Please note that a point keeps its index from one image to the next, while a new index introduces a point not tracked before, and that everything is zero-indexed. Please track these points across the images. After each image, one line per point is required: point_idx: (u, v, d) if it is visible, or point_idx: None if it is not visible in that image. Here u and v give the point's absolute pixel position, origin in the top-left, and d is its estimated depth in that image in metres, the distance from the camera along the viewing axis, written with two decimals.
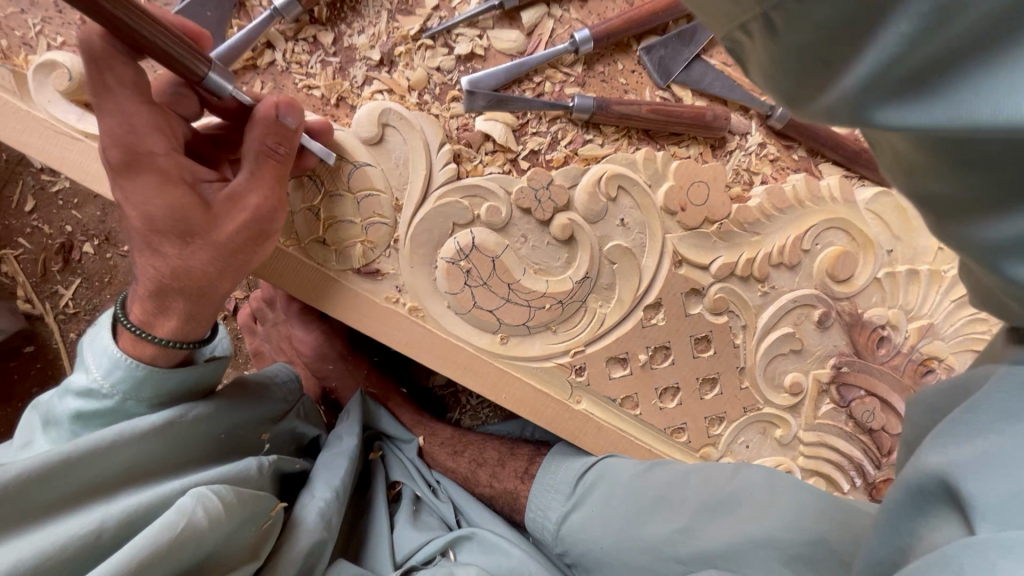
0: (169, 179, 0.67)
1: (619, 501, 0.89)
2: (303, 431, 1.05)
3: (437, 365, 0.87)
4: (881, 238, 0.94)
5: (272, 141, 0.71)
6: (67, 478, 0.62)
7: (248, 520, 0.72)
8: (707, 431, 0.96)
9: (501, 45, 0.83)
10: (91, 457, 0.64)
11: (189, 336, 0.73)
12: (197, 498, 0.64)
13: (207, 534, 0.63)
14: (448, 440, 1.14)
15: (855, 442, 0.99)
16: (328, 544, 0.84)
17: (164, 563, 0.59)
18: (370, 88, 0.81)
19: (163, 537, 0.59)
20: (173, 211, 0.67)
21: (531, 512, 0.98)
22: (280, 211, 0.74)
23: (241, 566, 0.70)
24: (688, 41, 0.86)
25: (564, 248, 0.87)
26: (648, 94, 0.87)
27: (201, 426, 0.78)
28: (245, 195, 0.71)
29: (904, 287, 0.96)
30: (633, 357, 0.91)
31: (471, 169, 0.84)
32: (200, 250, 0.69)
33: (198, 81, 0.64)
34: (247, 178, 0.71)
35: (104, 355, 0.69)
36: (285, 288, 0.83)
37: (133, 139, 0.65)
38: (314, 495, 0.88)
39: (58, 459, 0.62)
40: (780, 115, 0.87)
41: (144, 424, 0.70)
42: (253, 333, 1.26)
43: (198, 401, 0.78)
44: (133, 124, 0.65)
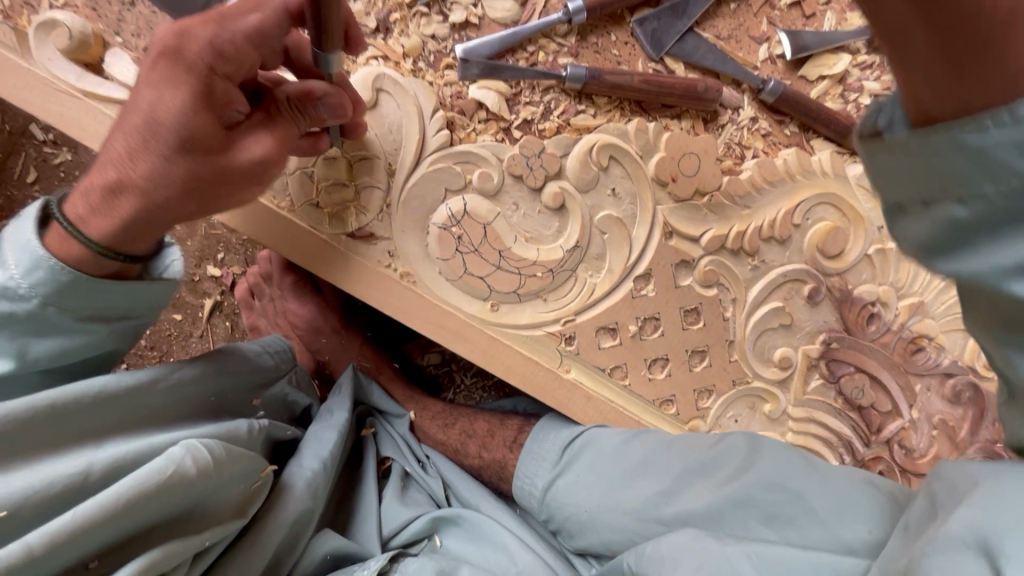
0: (209, 98, 0.65)
1: (605, 466, 0.89)
2: (295, 399, 1.07)
3: (427, 331, 0.88)
4: (872, 215, 0.95)
5: (303, 112, 0.71)
6: (53, 422, 0.63)
7: (238, 477, 0.73)
8: (696, 404, 0.96)
9: (495, 14, 0.84)
10: (78, 406, 0.65)
11: (128, 249, 0.68)
12: (186, 447, 0.65)
13: (194, 483, 0.64)
14: (439, 414, 1.14)
15: (845, 419, 0.99)
16: (314, 514, 0.85)
17: (149, 506, 0.60)
18: (365, 55, 0.82)
19: (151, 481, 0.60)
20: (188, 119, 0.64)
21: (518, 480, 0.98)
22: (280, 166, 0.72)
23: (227, 522, 0.71)
24: (680, 14, 0.87)
25: (555, 217, 0.88)
26: (641, 66, 0.87)
27: (187, 386, 0.79)
28: (260, 134, 0.69)
29: (894, 264, 0.96)
30: (623, 328, 0.91)
31: (465, 136, 0.85)
32: (189, 162, 0.66)
33: (320, 53, 0.65)
34: (268, 123, 0.70)
35: (25, 252, 0.63)
36: (282, 252, 0.85)
37: (220, 60, 0.64)
38: (304, 464, 0.89)
39: (44, 403, 0.62)
40: (772, 88, 0.88)
41: (130, 378, 0.71)
42: (250, 309, 1.28)
43: (185, 363, 0.80)
44: (228, 48, 0.64)
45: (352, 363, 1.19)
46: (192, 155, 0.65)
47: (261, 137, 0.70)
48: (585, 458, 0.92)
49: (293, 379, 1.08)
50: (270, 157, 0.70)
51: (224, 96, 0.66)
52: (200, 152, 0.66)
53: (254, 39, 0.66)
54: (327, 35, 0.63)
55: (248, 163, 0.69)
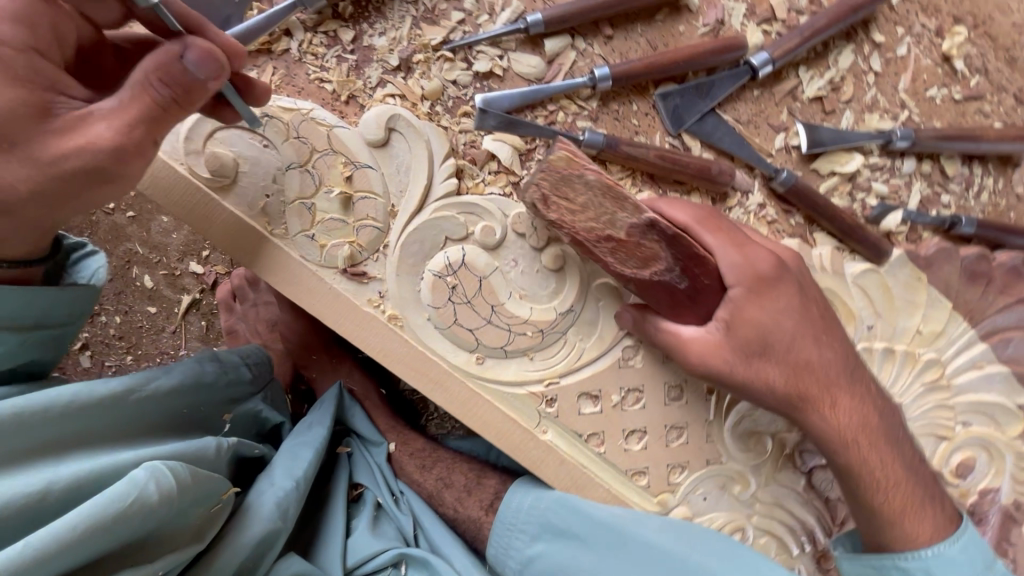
0: (131, 113, 0.61)
1: (589, 555, 0.91)
2: (268, 416, 1.02)
3: (409, 377, 0.86)
4: (863, 313, 0.95)
5: (156, 79, 0.61)
6: (18, 431, 0.61)
7: (199, 500, 0.69)
8: (668, 478, 0.95)
9: (520, 69, 0.83)
10: (37, 420, 0.62)
11: (7, 254, 0.67)
12: (150, 472, 0.62)
13: (155, 510, 0.61)
14: (420, 452, 1.11)
15: (810, 509, 0.99)
16: (282, 535, 0.81)
17: (106, 534, 0.57)
18: (383, 91, 0.80)
19: (111, 510, 0.57)
20: (69, 135, 0.61)
21: (494, 548, 1.00)
22: (131, 159, 0.63)
23: (186, 546, 0.67)
24: (704, 94, 0.86)
25: (553, 278, 0.86)
26: (658, 139, 0.87)
27: (163, 397, 0.77)
28: (98, 122, 0.61)
29: (879, 363, 0.97)
30: (606, 396, 0.90)
31: (473, 186, 0.83)
32: (20, 164, 0.60)
33: (175, 58, 0.60)
34: (112, 107, 0.61)
35: None
36: (218, 242, 0.81)
37: (178, 71, 0.60)
38: (274, 484, 0.86)
39: (11, 411, 0.60)
40: (784, 178, 0.88)
41: (103, 388, 0.69)
42: (229, 311, 1.23)
43: (162, 373, 0.78)
44: (187, 63, 0.60)
45: (339, 381, 1.17)
46: (12, 155, 0.60)
47: (102, 124, 0.61)
48: (567, 543, 0.92)
49: (268, 396, 1.03)
50: (128, 144, 0.62)
51: (185, 88, 0.61)
52: (22, 149, 0.60)
53: (162, 70, 0.60)
54: (166, 56, 0.60)
55: (73, 158, 0.61)
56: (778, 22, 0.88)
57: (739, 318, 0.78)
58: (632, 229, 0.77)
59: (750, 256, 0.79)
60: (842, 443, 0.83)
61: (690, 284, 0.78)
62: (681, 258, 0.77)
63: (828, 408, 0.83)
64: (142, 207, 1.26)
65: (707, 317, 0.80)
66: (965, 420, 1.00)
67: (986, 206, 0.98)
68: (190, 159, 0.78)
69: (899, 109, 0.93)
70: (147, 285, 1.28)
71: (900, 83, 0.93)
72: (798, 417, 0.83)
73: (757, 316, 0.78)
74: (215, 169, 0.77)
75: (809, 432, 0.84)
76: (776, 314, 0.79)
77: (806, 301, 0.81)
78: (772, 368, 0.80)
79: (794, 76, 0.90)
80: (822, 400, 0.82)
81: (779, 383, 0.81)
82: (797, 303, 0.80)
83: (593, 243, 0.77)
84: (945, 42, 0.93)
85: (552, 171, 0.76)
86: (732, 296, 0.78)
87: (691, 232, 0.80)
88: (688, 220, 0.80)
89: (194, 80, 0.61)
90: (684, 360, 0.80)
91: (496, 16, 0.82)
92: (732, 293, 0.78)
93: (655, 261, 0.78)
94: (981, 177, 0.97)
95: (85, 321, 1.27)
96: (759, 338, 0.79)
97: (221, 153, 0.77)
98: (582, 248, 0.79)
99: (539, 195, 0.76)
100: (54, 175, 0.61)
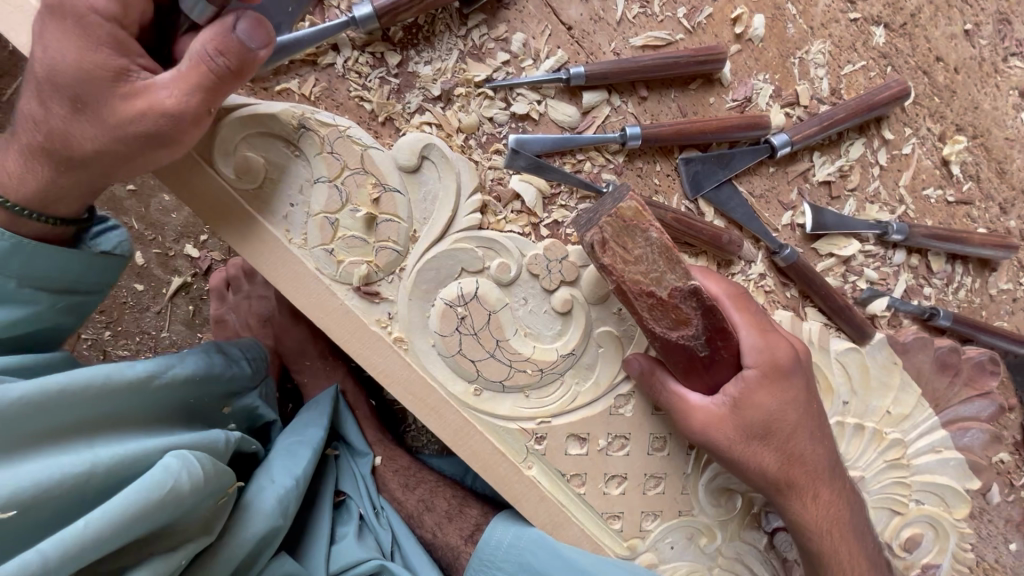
0: (194, 82, 0.64)
1: None
2: (262, 413, 0.99)
3: (406, 400, 0.86)
4: (841, 388, 1.00)
5: (213, 50, 0.62)
6: (55, 409, 0.62)
7: (216, 492, 0.70)
8: (640, 525, 0.97)
9: (556, 116, 0.85)
10: (57, 404, 0.61)
11: (53, 212, 0.72)
12: (181, 461, 0.64)
13: (185, 499, 0.63)
14: (402, 470, 1.12)
15: (768, 567, 1.02)
16: (280, 534, 0.81)
17: (145, 521, 0.59)
18: (420, 118, 0.82)
19: (153, 496, 0.59)
20: (135, 102, 0.65)
21: None
22: (189, 127, 0.67)
23: (201, 537, 0.68)
24: (724, 164, 0.90)
25: (559, 320, 0.88)
26: (675, 200, 0.91)
27: (179, 385, 0.78)
28: (161, 91, 0.64)
29: (848, 437, 1.02)
30: (593, 440, 0.93)
31: (494, 222, 0.85)
32: (88, 123, 0.66)
33: (227, 31, 0.62)
34: (172, 77, 0.64)
35: None
36: (233, 241, 0.80)
37: (231, 40, 0.62)
38: (275, 481, 0.86)
39: (55, 388, 0.61)
40: (787, 255, 0.93)
41: (132, 372, 0.70)
42: (221, 299, 1.21)
43: (176, 360, 0.78)
44: (238, 31, 0.62)
45: (335, 383, 1.17)
46: (83, 114, 0.66)
47: (166, 93, 0.64)
48: None
49: (263, 392, 1.01)
50: (187, 111, 0.65)
51: (243, 64, 0.64)
52: (93, 111, 0.65)
53: (217, 45, 0.62)
54: (222, 31, 0.62)
55: (135, 123, 0.65)
56: (800, 107, 0.93)
57: (746, 399, 0.82)
58: (676, 290, 0.77)
59: (770, 343, 0.83)
60: (815, 531, 0.88)
61: (710, 355, 0.81)
62: (710, 329, 0.79)
63: (808, 497, 0.87)
64: (143, 182, 1.23)
65: (714, 389, 0.84)
66: (918, 498, 1.06)
67: (962, 303, 1.05)
68: (218, 159, 0.77)
69: (897, 203, 0.99)
70: (137, 262, 1.24)
71: (901, 180, 0.99)
72: (779, 499, 0.87)
73: (765, 402, 0.82)
74: (244, 172, 0.78)
75: (785, 514, 0.89)
76: (783, 403, 0.83)
77: (810, 395, 0.86)
78: (767, 451, 0.84)
79: (808, 159, 0.96)
80: (806, 488, 0.87)
81: (769, 466, 0.85)
82: (802, 394, 0.84)
83: (634, 295, 0.77)
84: (945, 148, 1.00)
85: (618, 218, 0.75)
86: (746, 375, 0.82)
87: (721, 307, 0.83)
88: (721, 294, 0.84)
89: (246, 51, 0.63)
90: (688, 428, 0.84)
91: (539, 62, 0.84)
92: (746, 373, 0.82)
93: (686, 325, 0.79)
94: (960, 275, 1.04)
95: None
96: (762, 421, 0.82)
97: (252, 157, 0.78)
98: (623, 297, 0.78)
99: (598, 238, 0.75)
100: (117, 136, 0.66)
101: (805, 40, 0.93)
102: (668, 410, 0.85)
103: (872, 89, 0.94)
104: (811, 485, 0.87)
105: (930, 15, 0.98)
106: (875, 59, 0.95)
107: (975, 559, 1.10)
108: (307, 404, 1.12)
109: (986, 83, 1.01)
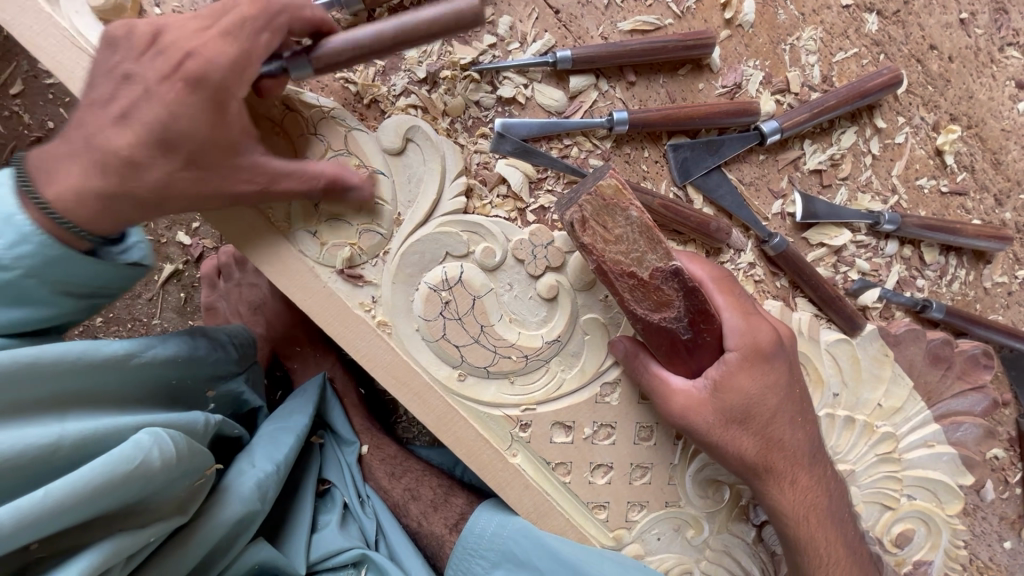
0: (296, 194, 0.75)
1: None
2: (248, 399, 0.99)
3: (388, 385, 0.86)
4: (831, 379, 0.99)
5: (329, 187, 0.76)
6: (25, 381, 0.62)
7: (190, 472, 0.69)
8: (626, 515, 0.96)
9: (543, 100, 0.85)
10: (30, 375, 0.62)
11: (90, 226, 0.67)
12: (154, 437, 0.63)
13: (155, 476, 0.62)
14: (390, 459, 1.11)
15: (756, 561, 1.01)
16: (258, 519, 0.81)
17: (111, 494, 0.58)
18: (405, 101, 0.81)
19: (120, 469, 0.59)
20: (227, 168, 0.70)
21: (453, 569, 0.99)
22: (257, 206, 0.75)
23: (170, 517, 0.67)
24: (713, 151, 0.90)
25: (545, 306, 0.87)
26: (663, 187, 0.90)
27: (159, 366, 0.78)
28: (260, 175, 0.72)
29: (839, 430, 1.01)
30: (578, 428, 0.92)
31: (480, 206, 0.84)
32: (157, 161, 0.66)
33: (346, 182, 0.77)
34: (282, 173, 0.73)
35: (11, 227, 0.63)
36: (215, 221, 0.80)
37: (346, 191, 0.78)
38: (255, 467, 0.86)
39: (25, 360, 0.62)
40: (776, 243, 0.92)
41: (108, 350, 0.70)
42: (212, 287, 1.21)
43: (159, 342, 0.79)
44: (355, 195, 0.79)
45: (322, 372, 1.17)
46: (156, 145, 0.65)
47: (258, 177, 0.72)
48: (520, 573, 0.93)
49: (250, 377, 1.00)
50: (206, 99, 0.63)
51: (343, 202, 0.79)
52: (169, 151, 0.66)
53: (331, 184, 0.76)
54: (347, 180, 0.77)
55: (220, 188, 0.70)
56: (791, 94, 0.92)
57: (727, 383, 0.81)
58: (658, 271, 0.76)
59: (753, 326, 0.82)
60: (791, 518, 0.87)
61: (692, 337, 0.80)
62: (692, 311, 0.78)
63: (787, 482, 0.86)
64: None
65: (696, 372, 0.83)
66: (909, 493, 1.05)
67: (956, 295, 1.03)
68: None
69: (889, 193, 0.98)
70: None
71: (894, 169, 0.98)
72: (756, 484, 0.87)
73: (746, 386, 0.81)
74: None
75: (762, 500, 0.88)
76: (763, 388, 0.82)
77: (792, 382, 0.86)
78: (747, 437, 0.83)
79: (799, 147, 0.95)
80: (783, 474, 0.86)
81: (748, 452, 0.84)
82: (783, 379, 0.83)
83: (615, 275, 0.77)
84: (939, 137, 0.99)
85: (598, 197, 0.74)
86: (727, 357, 0.81)
87: (704, 289, 0.82)
88: (705, 276, 0.83)
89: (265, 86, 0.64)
90: (667, 410, 0.84)
91: (526, 46, 0.84)
92: (727, 357, 0.81)
93: (667, 307, 0.78)
94: (955, 267, 1.03)
95: None
96: (742, 406, 0.81)
97: None
98: (604, 276, 0.78)
99: (577, 216, 0.75)
100: (186, 188, 0.69)
101: (796, 26, 0.92)
102: (647, 391, 0.85)
103: (864, 77, 0.93)
104: (789, 473, 0.86)
105: (925, 3, 0.97)
106: (867, 47, 0.95)
107: (968, 556, 1.09)
108: (294, 392, 1.11)
109: (982, 73, 1.00)
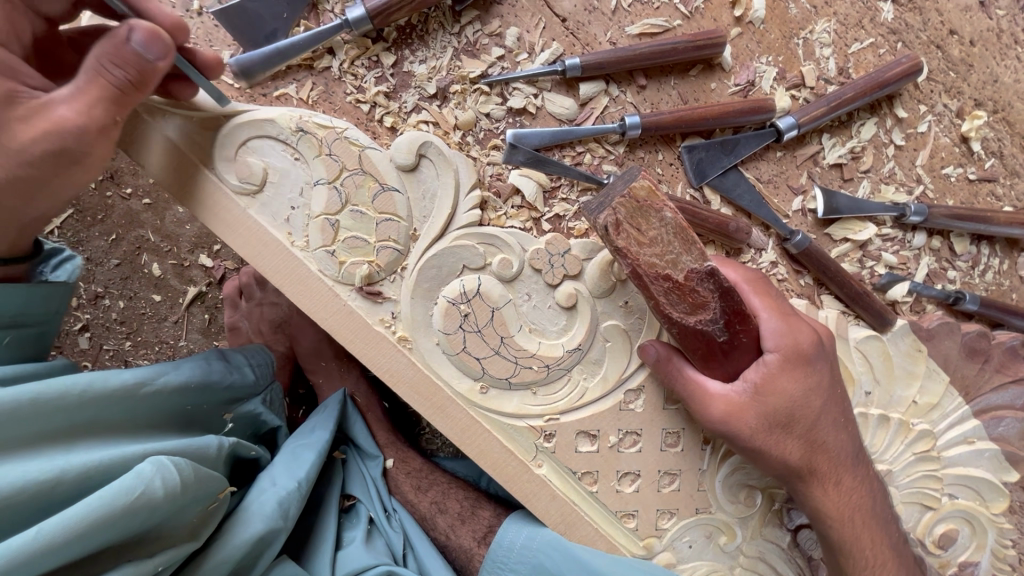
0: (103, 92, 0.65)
1: None
2: (266, 419, 1.00)
3: (411, 400, 0.86)
4: (862, 377, 0.96)
5: (109, 62, 0.64)
6: (33, 417, 0.63)
7: (199, 499, 0.70)
8: (656, 523, 0.95)
9: (553, 109, 0.84)
10: (34, 410, 0.63)
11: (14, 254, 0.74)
12: (157, 467, 0.63)
13: (159, 506, 0.63)
14: (415, 471, 1.11)
15: (793, 567, 0.98)
16: (280, 536, 0.81)
17: (113, 527, 0.59)
18: (417, 117, 0.82)
19: (118, 502, 0.59)
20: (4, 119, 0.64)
21: None
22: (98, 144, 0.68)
23: (182, 543, 0.68)
24: (729, 151, 0.88)
25: (564, 314, 0.87)
26: (679, 189, 0.89)
27: (169, 392, 0.79)
28: (59, 105, 0.65)
29: (873, 429, 0.98)
30: (603, 436, 0.91)
31: (494, 218, 0.84)
32: None
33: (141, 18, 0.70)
34: (70, 92, 0.65)
35: None
36: (234, 244, 0.81)
37: (134, 55, 0.64)
38: (275, 484, 0.87)
39: (27, 397, 0.63)
40: (798, 241, 0.90)
41: (116, 380, 0.72)
42: (235, 307, 1.23)
43: (170, 368, 0.80)
44: (136, 44, 0.64)
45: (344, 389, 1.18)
46: None
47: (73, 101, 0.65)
48: None
49: (270, 398, 1.01)
50: (89, 124, 0.65)
51: (141, 70, 0.65)
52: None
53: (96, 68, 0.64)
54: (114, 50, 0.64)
55: (40, 143, 0.64)
56: (806, 88, 0.90)
57: (769, 385, 0.79)
58: (692, 272, 0.74)
59: (793, 327, 0.80)
60: (835, 520, 0.85)
61: (729, 339, 0.78)
62: (728, 312, 0.76)
63: (831, 483, 0.84)
64: (158, 196, 1.26)
65: (734, 376, 0.81)
66: (951, 492, 1.01)
67: (990, 286, 1.00)
68: (221, 166, 0.79)
69: (914, 183, 0.95)
70: (154, 274, 1.27)
71: (918, 159, 0.95)
72: (799, 487, 0.84)
73: (789, 388, 0.79)
74: (247, 176, 0.79)
75: (804, 501, 0.86)
76: (806, 390, 0.80)
77: (834, 380, 0.84)
78: (790, 439, 0.81)
79: (817, 142, 0.93)
80: (828, 475, 0.84)
81: (792, 456, 0.82)
82: (826, 380, 0.82)
83: (651, 279, 0.75)
84: (964, 124, 0.96)
85: (632, 199, 0.73)
86: (770, 359, 0.79)
87: (740, 291, 0.81)
88: (740, 279, 0.82)
89: (145, 64, 0.65)
90: (707, 417, 0.81)
91: (534, 56, 0.84)
92: (767, 358, 0.79)
93: (703, 309, 0.76)
94: (987, 257, 0.99)
95: (87, 302, 1.26)
96: (786, 408, 0.80)
97: (253, 162, 0.79)
98: (639, 281, 0.76)
99: (612, 220, 0.73)
100: (25, 160, 0.65)
101: (809, 20, 0.91)
102: (686, 399, 0.82)
103: (881, 67, 0.91)
104: (835, 475, 0.84)
105: None
106: (884, 36, 0.92)
107: (1018, 557, 1.04)
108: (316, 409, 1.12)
109: (1007, 56, 0.96)
